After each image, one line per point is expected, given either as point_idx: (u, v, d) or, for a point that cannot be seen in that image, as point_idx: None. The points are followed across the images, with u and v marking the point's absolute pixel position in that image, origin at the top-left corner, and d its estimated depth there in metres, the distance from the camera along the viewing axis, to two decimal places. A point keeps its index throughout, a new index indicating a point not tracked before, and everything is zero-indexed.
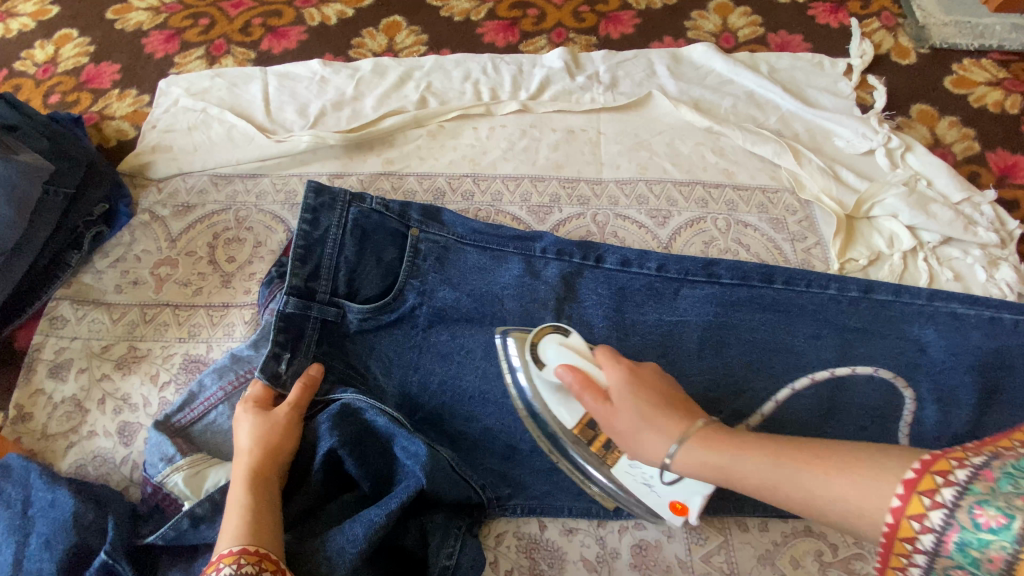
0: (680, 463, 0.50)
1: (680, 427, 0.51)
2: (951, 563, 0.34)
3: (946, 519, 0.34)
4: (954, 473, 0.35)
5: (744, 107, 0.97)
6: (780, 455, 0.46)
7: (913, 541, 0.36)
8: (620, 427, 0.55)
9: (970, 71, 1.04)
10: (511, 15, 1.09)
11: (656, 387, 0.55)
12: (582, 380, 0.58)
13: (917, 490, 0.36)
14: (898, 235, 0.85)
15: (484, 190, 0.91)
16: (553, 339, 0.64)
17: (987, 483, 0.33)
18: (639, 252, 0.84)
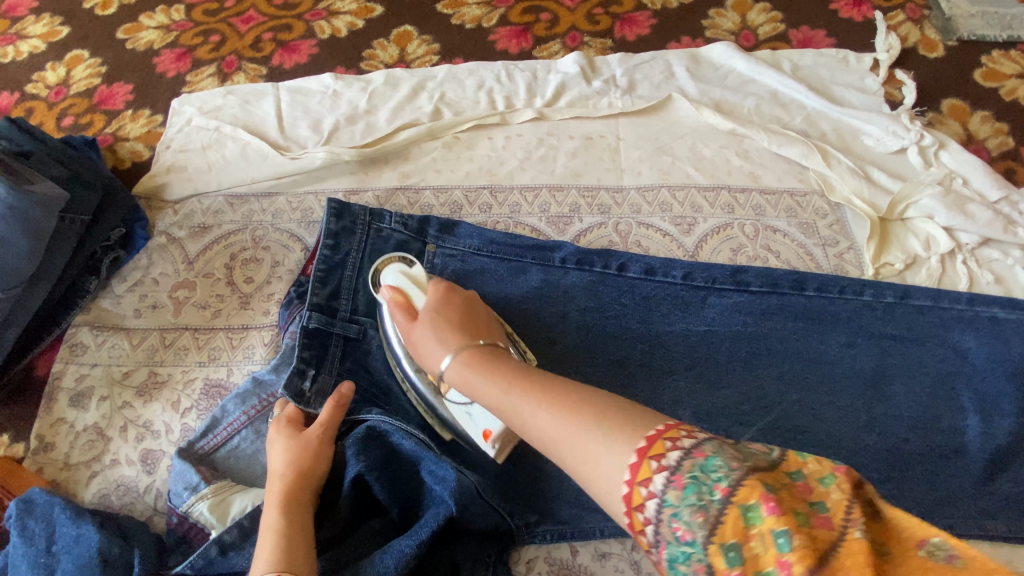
0: (450, 375, 0.55)
1: (459, 341, 0.57)
2: (669, 569, 0.36)
3: (655, 513, 0.36)
4: (668, 450, 0.37)
5: (767, 107, 0.94)
6: (528, 391, 0.47)
7: (643, 539, 0.38)
8: (415, 338, 0.61)
9: (1001, 63, 1.00)
10: (524, 20, 1.07)
11: (459, 311, 0.61)
12: (399, 301, 0.64)
13: (635, 484, 0.38)
14: (934, 237, 0.82)
15: (502, 202, 0.89)
16: (396, 264, 0.69)
17: (688, 474, 0.36)
18: (663, 261, 0.82)
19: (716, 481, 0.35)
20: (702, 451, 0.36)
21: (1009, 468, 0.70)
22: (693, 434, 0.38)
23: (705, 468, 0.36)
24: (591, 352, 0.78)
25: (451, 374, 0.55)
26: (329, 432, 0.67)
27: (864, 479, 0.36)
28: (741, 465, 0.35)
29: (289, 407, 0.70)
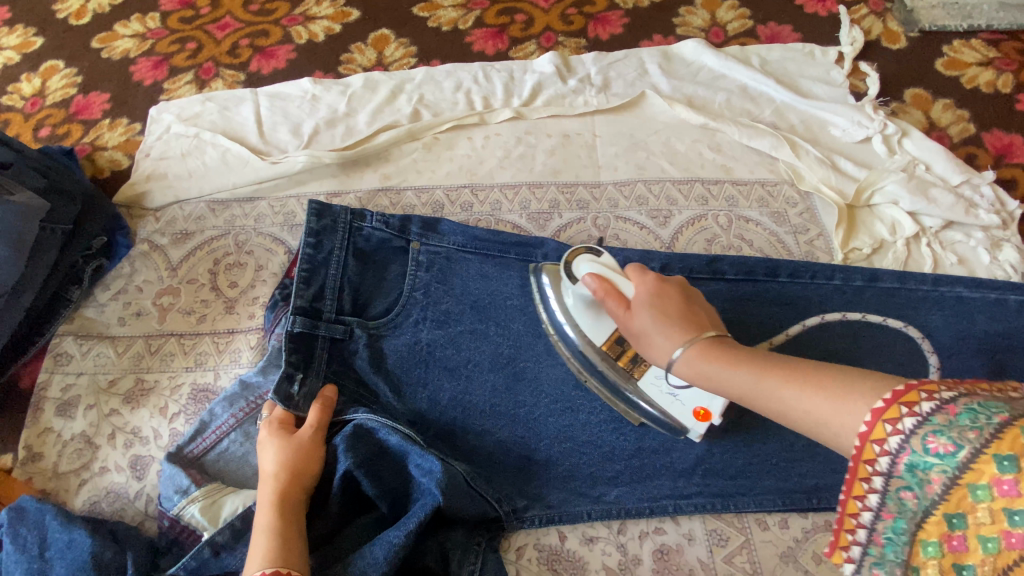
0: (679, 367, 0.54)
1: (686, 334, 0.54)
2: (902, 482, 0.40)
3: (900, 451, 0.39)
4: (919, 404, 0.39)
5: (737, 101, 0.97)
6: (765, 373, 0.49)
7: (865, 470, 0.41)
8: (638, 328, 0.59)
9: (962, 52, 1.04)
10: (499, 22, 1.09)
11: (678, 303, 0.58)
12: (606, 290, 0.63)
13: (867, 438, 0.41)
14: (899, 222, 0.85)
15: (483, 200, 0.90)
16: (585, 254, 0.67)
17: (933, 425, 0.38)
18: (641, 253, 0.84)
19: (986, 425, 0.36)
20: (974, 400, 0.38)
21: None
22: (954, 389, 0.39)
23: (985, 405, 0.37)
24: None
25: (680, 368, 0.54)
26: (318, 431, 0.68)
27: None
28: (1012, 413, 0.36)
29: (277, 409, 0.71)
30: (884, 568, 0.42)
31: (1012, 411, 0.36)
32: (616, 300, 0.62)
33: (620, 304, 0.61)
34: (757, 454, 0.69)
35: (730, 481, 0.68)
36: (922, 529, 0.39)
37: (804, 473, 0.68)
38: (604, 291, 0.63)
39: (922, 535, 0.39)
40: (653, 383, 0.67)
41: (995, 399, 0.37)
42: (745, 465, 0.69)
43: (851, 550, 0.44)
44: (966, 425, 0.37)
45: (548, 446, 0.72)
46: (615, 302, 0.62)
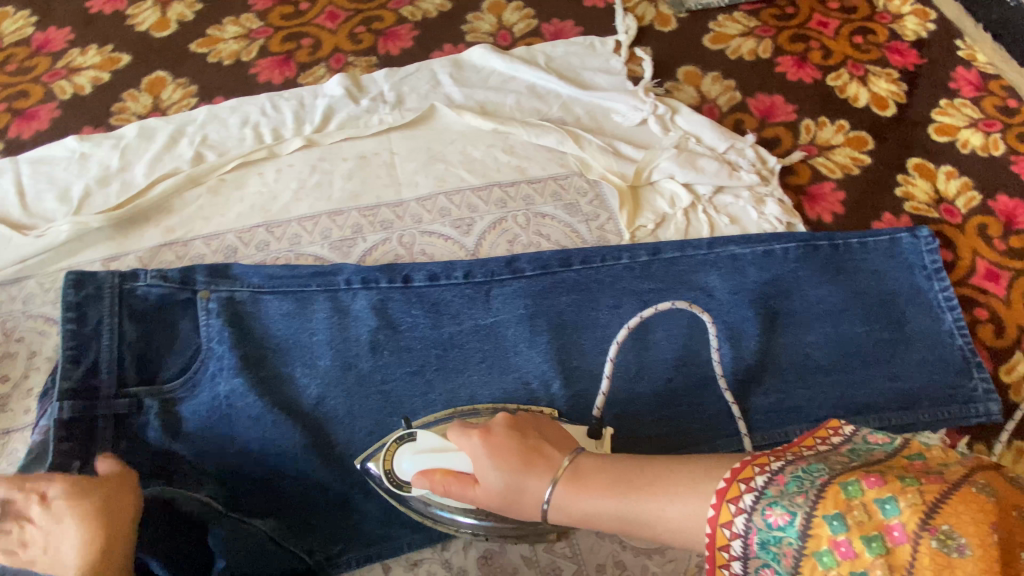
0: (565, 510, 0.54)
1: (548, 475, 0.54)
2: (758, 560, 0.41)
3: (750, 530, 0.42)
4: (754, 479, 0.43)
5: (526, 101, 1.01)
6: (630, 494, 0.50)
7: (723, 556, 0.43)
8: (498, 499, 0.56)
9: (725, 26, 1.13)
10: (284, 49, 1.07)
11: (515, 447, 0.56)
12: (442, 479, 0.60)
13: (719, 522, 0.44)
14: (677, 194, 0.92)
15: (280, 237, 0.87)
16: (404, 448, 0.66)
17: (767, 496, 0.42)
18: (444, 264, 0.85)
19: (809, 487, 0.41)
20: (797, 467, 0.43)
21: (759, 384, 0.80)
22: (779, 461, 0.44)
23: (808, 470, 0.43)
24: (387, 366, 0.78)
25: (554, 515, 0.54)
26: None
27: (965, 469, 0.40)
28: (829, 474, 0.42)
29: None
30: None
31: (827, 473, 0.42)
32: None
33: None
34: None
35: None
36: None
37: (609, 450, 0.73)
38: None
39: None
40: None
41: (812, 464, 0.44)
42: None
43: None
44: (794, 491, 0.41)
45: (366, 477, 0.72)
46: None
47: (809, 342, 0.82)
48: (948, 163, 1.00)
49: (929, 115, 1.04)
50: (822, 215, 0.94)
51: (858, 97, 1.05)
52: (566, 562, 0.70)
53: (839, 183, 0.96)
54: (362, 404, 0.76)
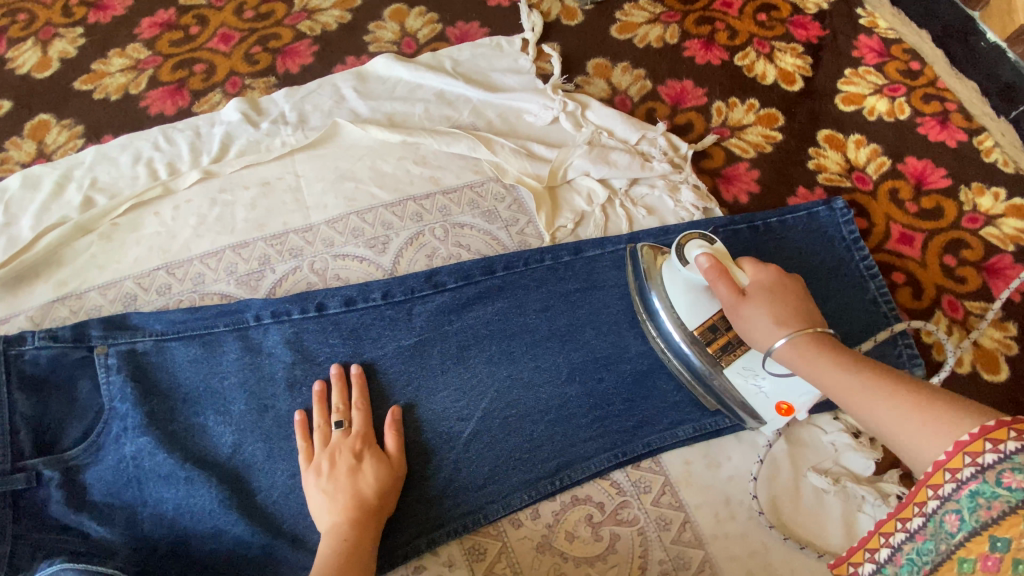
0: (785, 355, 0.56)
1: (799, 329, 0.56)
2: (955, 503, 0.42)
3: (968, 479, 0.41)
4: (1005, 443, 0.40)
5: (435, 109, 0.98)
6: (869, 378, 0.51)
7: (926, 492, 0.44)
8: (744, 322, 0.59)
9: (631, 15, 1.12)
10: (176, 78, 1.02)
11: (795, 294, 0.59)
12: (721, 276, 0.61)
13: (942, 465, 0.43)
14: (594, 190, 0.92)
15: (183, 277, 0.83)
16: (699, 239, 0.65)
17: (1013, 463, 0.40)
18: (360, 286, 0.79)
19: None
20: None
21: None
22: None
23: None
24: (304, 403, 0.74)
25: (784, 354, 0.56)
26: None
27: None
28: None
29: None
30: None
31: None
32: (338, 408, 0.71)
33: (338, 412, 0.71)
34: (500, 453, 0.72)
35: (480, 492, 0.71)
36: (959, 549, 0.41)
37: (545, 458, 0.73)
38: (346, 382, 0.74)
39: (957, 556, 0.42)
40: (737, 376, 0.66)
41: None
42: (491, 472, 0.72)
43: (863, 568, 0.49)
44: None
45: (291, 524, 0.70)
46: (329, 406, 0.72)
47: None
48: (856, 132, 1.01)
49: (834, 86, 1.05)
50: (739, 196, 0.94)
51: (766, 75, 1.06)
52: None
53: (753, 162, 0.97)
54: (281, 448, 0.72)
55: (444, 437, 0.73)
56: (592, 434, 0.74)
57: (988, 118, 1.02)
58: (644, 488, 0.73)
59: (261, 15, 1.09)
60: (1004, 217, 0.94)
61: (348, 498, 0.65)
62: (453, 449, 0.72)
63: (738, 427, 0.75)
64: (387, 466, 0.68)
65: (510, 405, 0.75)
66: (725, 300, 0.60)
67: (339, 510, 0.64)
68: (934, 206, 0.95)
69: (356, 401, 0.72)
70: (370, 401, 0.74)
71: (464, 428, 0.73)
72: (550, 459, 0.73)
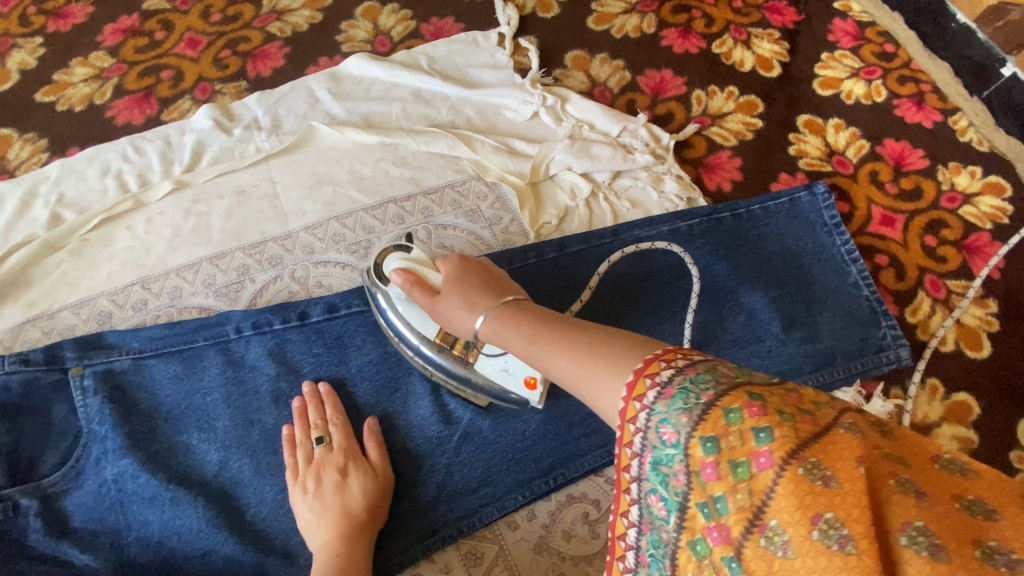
0: (484, 330, 0.53)
1: (488, 303, 0.54)
2: (650, 482, 0.39)
3: (643, 450, 0.39)
4: (647, 395, 0.39)
5: (412, 108, 0.96)
6: (544, 340, 0.48)
7: (627, 458, 0.41)
8: (443, 313, 0.58)
9: (608, 5, 1.11)
10: (142, 86, 0.99)
11: (480, 280, 0.58)
12: (410, 279, 0.62)
13: (625, 418, 0.40)
14: (577, 184, 0.91)
15: (159, 292, 0.81)
16: (396, 254, 0.68)
17: (659, 415, 0.38)
18: (343, 292, 0.78)
19: (694, 404, 0.36)
20: (686, 375, 0.38)
21: None
22: (688, 360, 0.40)
23: (696, 380, 0.38)
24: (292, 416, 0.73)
25: (484, 330, 0.53)
26: None
27: (832, 411, 0.34)
28: (717, 389, 0.37)
29: None
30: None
31: (716, 388, 0.36)
32: (316, 423, 0.69)
33: (318, 428, 0.69)
34: (492, 455, 0.72)
35: (474, 496, 0.70)
36: (683, 532, 0.37)
37: (538, 458, 0.72)
38: (317, 398, 0.72)
39: (689, 539, 0.37)
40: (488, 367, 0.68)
41: (705, 373, 0.38)
42: (484, 475, 0.71)
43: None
44: (682, 407, 0.37)
45: (283, 540, 0.69)
46: (307, 422, 0.70)
47: (726, 315, 0.81)
48: (835, 115, 1.01)
49: (812, 71, 1.05)
50: (722, 184, 0.94)
51: (744, 61, 1.05)
52: None
53: (734, 150, 0.96)
54: (269, 463, 0.71)
55: (434, 442, 0.72)
56: (586, 431, 0.74)
57: (962, 97, 1.03)
58: None
59: (228, 17, 1.06)
60: (980, 195, 0.95)
61: (337, 513, 0.64)
62: (443, 454, 0.71)
63: None
64: (373, 479, 0.67)
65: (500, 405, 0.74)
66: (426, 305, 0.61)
67: (328, 527, 0.63)
68: (914, 186, 0.96)
69: (332, 415, 0.70)
70: (345, 413, 0.72)
71: (454, 431, 0.72)
72: (544, 457, 0.72)
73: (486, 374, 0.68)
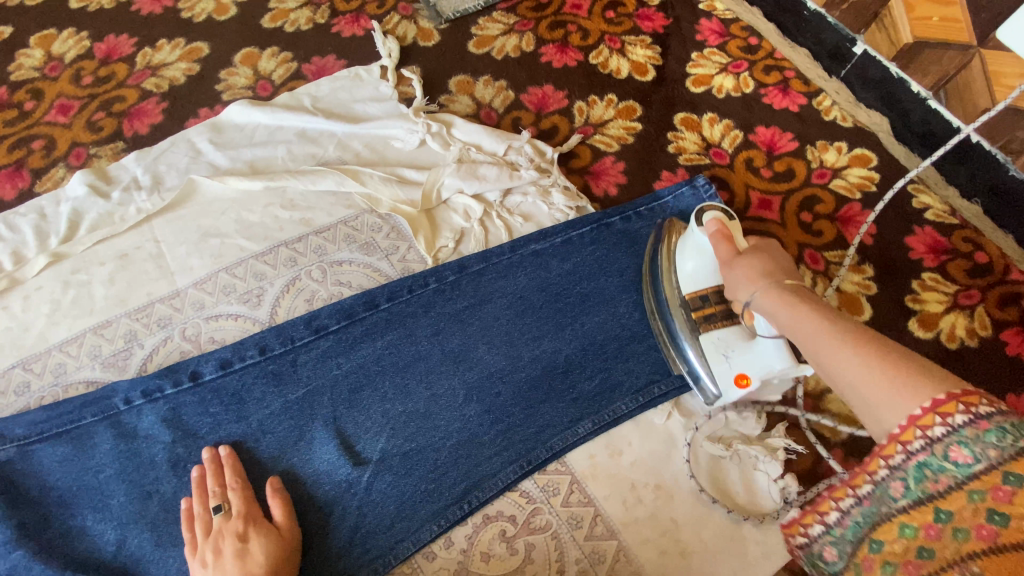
0: (761, 304, 0.58)
1: (781, 284, 0.58)
2: (904, 474, 0.42)
3: (918, 451, 0.41)
4: (953, 417, 0.40)
5: (298, 149, 0.96)
6: (837, 339, 0.49)
7: (877, 462, 0.44)
8: (738, 274, 0.62)
9: (487, 28, 1.14)
10: (12, 159, 0.95)
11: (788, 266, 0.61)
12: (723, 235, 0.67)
13: (895, 437, 0.43)
14: (469, 206, 0.93)
15: (42, 371, 0.77)
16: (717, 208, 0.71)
17: (961, 437, 0.39)
18: (235, 345, 0.76)
19: (1012, 446, 0.37)
20: (1010, 418, 0.38)
21: (583, 370, 0.80)
22: (995, 407, 0.39)
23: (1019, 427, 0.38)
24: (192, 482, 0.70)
25: (761, 304, 0.58)
26: None
27: None
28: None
29: None
30: (838, 546, 0.47)
31: None
32: (214, 492, 0.68)
33: (215, 497, 0.68)
34: (404, 489, 0.71)
35: (388, 533, 0.69)
36: (903, 514, 0.41)
37: (452, 484, 0.72)
38: (218, 464, 0.70)
39: (902, 522, 0.41)
40: (710, 343, 0.71)
41: None
42: (397, 511, 0.70)
43: (811, 528, 0.49)
44: (993, 443, 0.38)
45: None
46: (206, 492, 0.68)
47: (622, 313, 0.84)
48: (709, 111, 1.07)
49: (684, 70, 1.11)
50: (609, 188, 0.98)
51: (620, 69, 1.10)
52: None
53: (618, 155, 1.01)
54: (170, 536, 0.68)
55: (343, 485, 0.71)
56: (497, 449, 0.74)
57: (823, 79, 1.10)
58: (553, 492, 0.73)
59: (101, 78, 1.04)
60: (848, 168, 1.02)
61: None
62: (355, 495, 0.71)
63: (633, 412, 0.78)
64: (275, 539, 0.65)
65: (410, 438, 0.74)
66: (722, 256, 0.66)
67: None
68: (786, 168, 1.02)
69: (231, 480, 0.69)
70: (245, 477, 0.70)
71: (363, 471, 0.71)
72: (457, 483, 0.72)
73: (706, 347, 0.72)
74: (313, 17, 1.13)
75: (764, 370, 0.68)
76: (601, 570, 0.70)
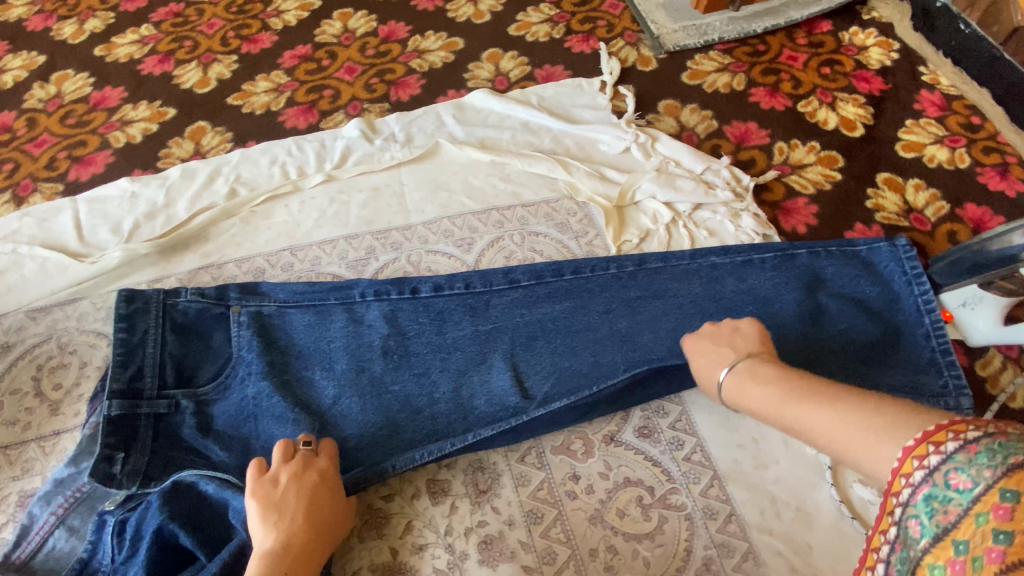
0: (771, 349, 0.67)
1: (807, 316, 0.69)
2: (916, 509, 0.41)
3: (920, 484, 0.41)
4: (928, 459, 0.41)
5: (520, 136, 1.12)
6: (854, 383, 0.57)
7: (891, 502, 0.43)
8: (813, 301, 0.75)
9: (702, 64, 1.25)
10: (308, 99, 1.22)
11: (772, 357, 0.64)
12: None
13: (898, 469, 0.43)
14: (660, 212, 1.01)
15: (302, 258, 0.98)
16: None
17: (954, 463, 0.39)
18: (448, 276, 0.91)
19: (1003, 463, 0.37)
20: (995, 441, 0.39)
21: None
22: (984, 431, 0.40)
23: (992, 454, 0.38)
24: (395, 372, 0.84)
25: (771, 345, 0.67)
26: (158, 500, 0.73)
27: None
28: None
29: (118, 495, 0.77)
30: None
31: None
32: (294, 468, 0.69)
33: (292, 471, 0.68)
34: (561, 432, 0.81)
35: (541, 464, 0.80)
36: (932, 554, 0.39)
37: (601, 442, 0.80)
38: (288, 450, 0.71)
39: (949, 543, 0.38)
40: (972, 293, 0.86)
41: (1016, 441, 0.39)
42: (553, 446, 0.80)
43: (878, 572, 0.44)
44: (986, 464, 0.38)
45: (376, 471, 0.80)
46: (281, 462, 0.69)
47: (791, 344, 0.86)
48: (916, 177, 1.06)
49: (895, 134, 1.12)
50: (797, 226, 1.02)
51: (827, 121, 1.14)
52: (561, 547, 0.75)
53: (812, 199, 1.05)
54: (367, 409, 0.82)
55: (510, 412, 0.81)
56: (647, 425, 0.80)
57: None
58: (693, 479, 0.78)
59: (380, 53, 1.30)
60: None
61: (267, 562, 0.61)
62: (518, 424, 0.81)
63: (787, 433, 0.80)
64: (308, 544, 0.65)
65: (570, 376, 0.82)
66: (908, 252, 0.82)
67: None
68: None
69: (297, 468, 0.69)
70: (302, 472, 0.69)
71: (528, 406, 0.81)
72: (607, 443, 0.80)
73: (959, 290, 0.87)
74: (551, 32, 1.32)
75: (974, 331, 0.88)
76: (727, 563, 0.73)
